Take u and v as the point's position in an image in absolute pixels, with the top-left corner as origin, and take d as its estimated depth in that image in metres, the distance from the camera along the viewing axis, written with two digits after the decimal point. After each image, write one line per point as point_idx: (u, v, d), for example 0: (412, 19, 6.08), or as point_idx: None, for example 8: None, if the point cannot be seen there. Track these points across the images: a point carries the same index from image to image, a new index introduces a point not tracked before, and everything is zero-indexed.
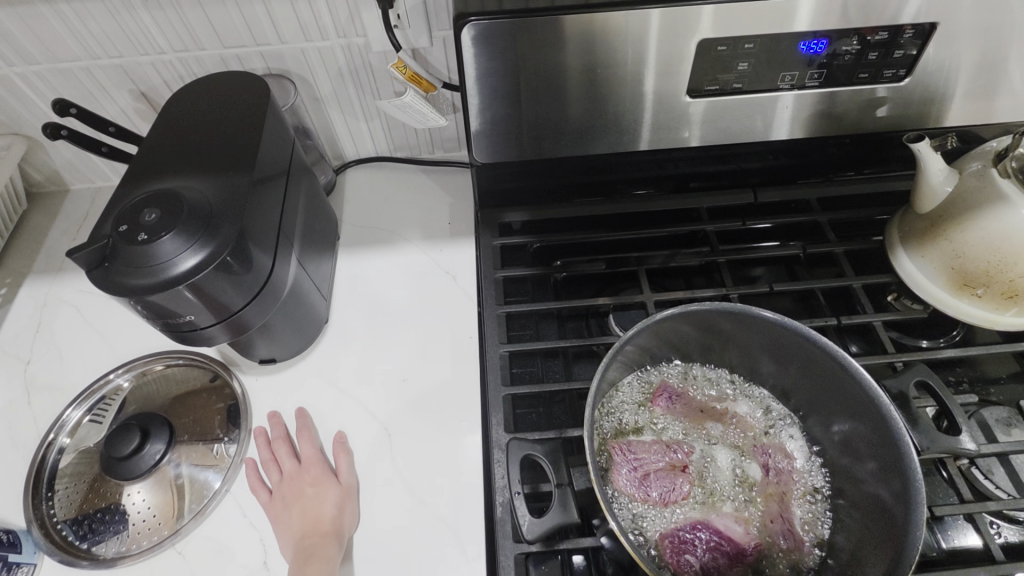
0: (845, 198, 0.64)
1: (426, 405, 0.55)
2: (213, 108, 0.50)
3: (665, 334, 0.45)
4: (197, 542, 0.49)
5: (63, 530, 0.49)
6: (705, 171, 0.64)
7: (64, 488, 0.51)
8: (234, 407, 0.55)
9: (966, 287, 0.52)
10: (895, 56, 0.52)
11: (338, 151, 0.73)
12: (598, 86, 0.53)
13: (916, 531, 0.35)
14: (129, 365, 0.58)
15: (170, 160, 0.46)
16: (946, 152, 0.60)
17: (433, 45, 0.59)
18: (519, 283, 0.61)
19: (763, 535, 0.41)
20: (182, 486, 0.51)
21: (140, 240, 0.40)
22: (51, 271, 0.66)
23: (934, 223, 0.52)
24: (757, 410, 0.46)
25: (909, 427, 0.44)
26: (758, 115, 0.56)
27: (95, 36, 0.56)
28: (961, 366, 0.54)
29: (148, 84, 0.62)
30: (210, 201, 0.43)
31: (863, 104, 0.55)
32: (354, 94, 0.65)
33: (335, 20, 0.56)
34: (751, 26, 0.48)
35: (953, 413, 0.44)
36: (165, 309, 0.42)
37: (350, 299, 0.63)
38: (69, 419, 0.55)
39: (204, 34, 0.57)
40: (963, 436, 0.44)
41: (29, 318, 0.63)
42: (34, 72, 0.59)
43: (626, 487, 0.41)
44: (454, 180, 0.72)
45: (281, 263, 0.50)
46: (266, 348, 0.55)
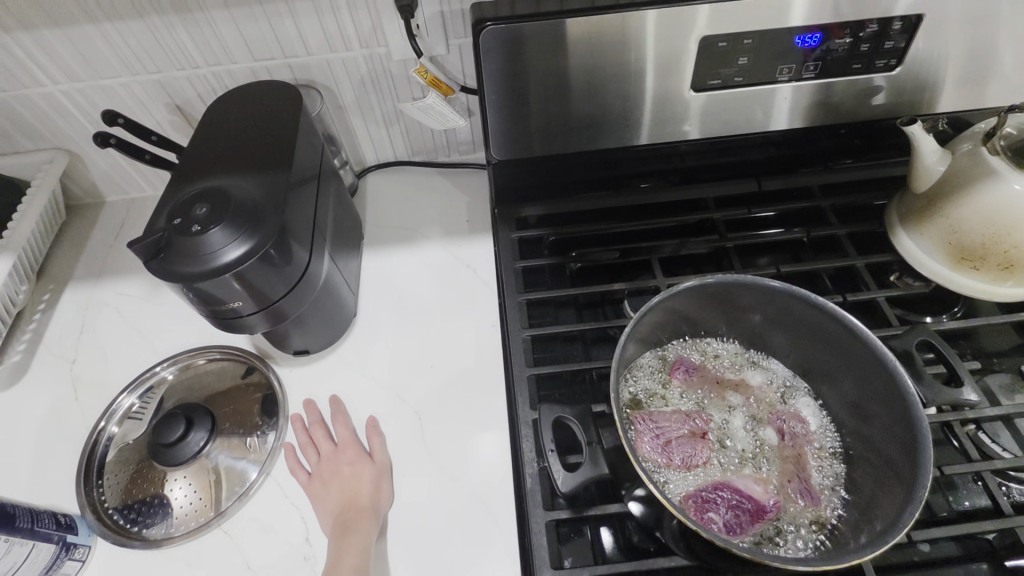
0: (845, 184, 0.67)
1: (454, 388, 0.58)
2: (252, 114, 0.54)
3: (680, 308, 0.48)
4: (242, 523, 0.51)
5: (113, 515, 0.52)
6: (712, 163, 0.67)
7: (112, 477, 0.54)
8: (270, 397, 0.58)
9: (964, 261, 0.54)
10: (885, 48, 0.55)
11: (359, 157, 0.77)
12: (605, 84, 0.56)
13: (923, 477, 0.38)
14: (173, 359, 0.61)
15: (214, 162, 0.50)
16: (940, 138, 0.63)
17: (450, 52, 0.63)
18: (537, 274, 0.64)
19: (782, 494, 0.43)
20: (220, 474, 0.53)
21: (193, 232, 0.44)
22: (91, 276, 0.70)
23: (931, 201, 0.55)
24: (770, 381, 0.49)
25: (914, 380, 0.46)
26: (759, 106, 0.59)
27: (136, 54, 0.60)
28: (964, 340, 0.57)
29: (182, 97, 0.66)
30: (254, 196, 0.47)
31: (857, 94, 0.59)
32: (375, 101, 0.69)
33: (359, 32, 0.60)
34: (747, 22, 0.51)
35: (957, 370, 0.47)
36: (213, 297, 0.45)
37: (376, 294, 0.66)
38: (119, 407, 0.58)
39: (237, 49, 0.61)
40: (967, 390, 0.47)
41: (73, 320, 0.66)
42: (77, 89, 0.63)
43: (649, 453, 0.44)
44: (470, 181, 0.75)
45: (316, 257, 0.53)
46: (301, 338, 0.58)
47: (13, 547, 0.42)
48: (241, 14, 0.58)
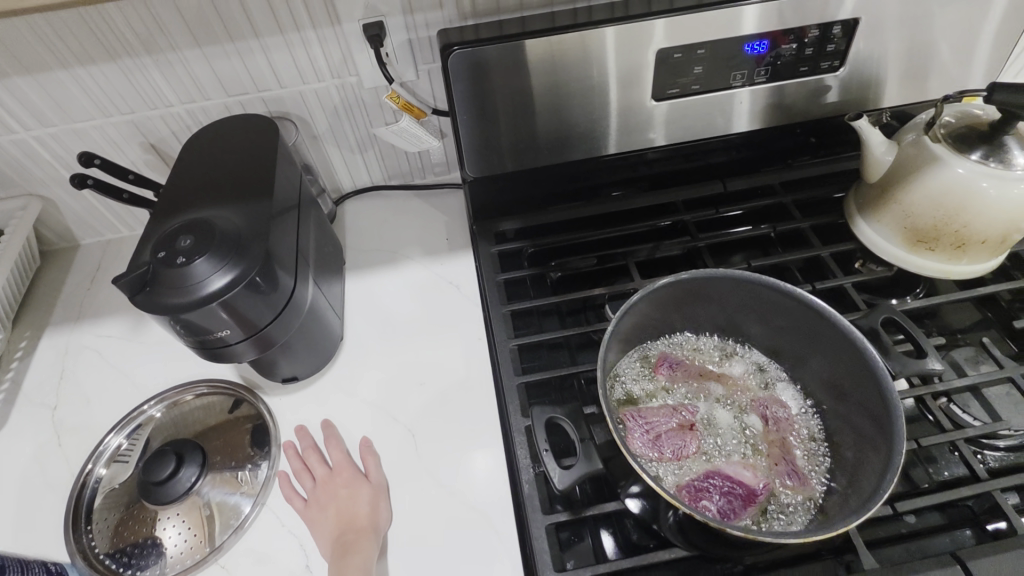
0: (803, 179, 0.70)
1: (445, 403, 0.58)
2: (228, 147, 0.55)
3: (658, 306, 0.49)
4: (239, 556, 0.51)
5: (105, 560, 0.51)
6: (678, 169, 0.70)
7: (102, 521, 0.53)
8: (262, 427, 0.58)
9: (920, 243, 0.58)
10: (828, 51, 0.59)
11: (336, 185, 0.78)
12: (571, 100, 0.59)
13: (896, 446, 0.39)
14: (159, 396, 0.61)
15: (194, 195, 0.50)
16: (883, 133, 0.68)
17: (420, 78, 0.66)
18: (519, 285, 0.66)
19: (770, 476, 0.44)
20: (214, 509, 0.53)
21: (178, 263, 0.44)
22: (70, 320, 0.69)
23: (884, 190, 0.58)
24: (751, 370, 0.51)
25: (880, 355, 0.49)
26: (717, 111, 0.62)
27: (108, 96, 0.61)
28: (930, 319, 0.60)
29: (156, 136, 0.66)
30: (237, 225, 0.47)
31: (807, 95, 0.62)
32: (349, 129, 0.70)
33: (329, 63, 0.62)
34: (698, 34, 0.55)
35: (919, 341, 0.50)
36: (199, 327, 0.46)
37: (361, 318, 0.66)
38: (107, 447, 0.57)
39: (210, 86, 0.62)
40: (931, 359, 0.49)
41: (52, 366, 0.65)
42: (49, 134, 0.63)
43: (641, 449, 0.45)
44: (447, 201, 0.77)
45: (300, 282, 0.53)
46: (289, 365, 0.58)
47: None
48: (213, 51, 0.59)
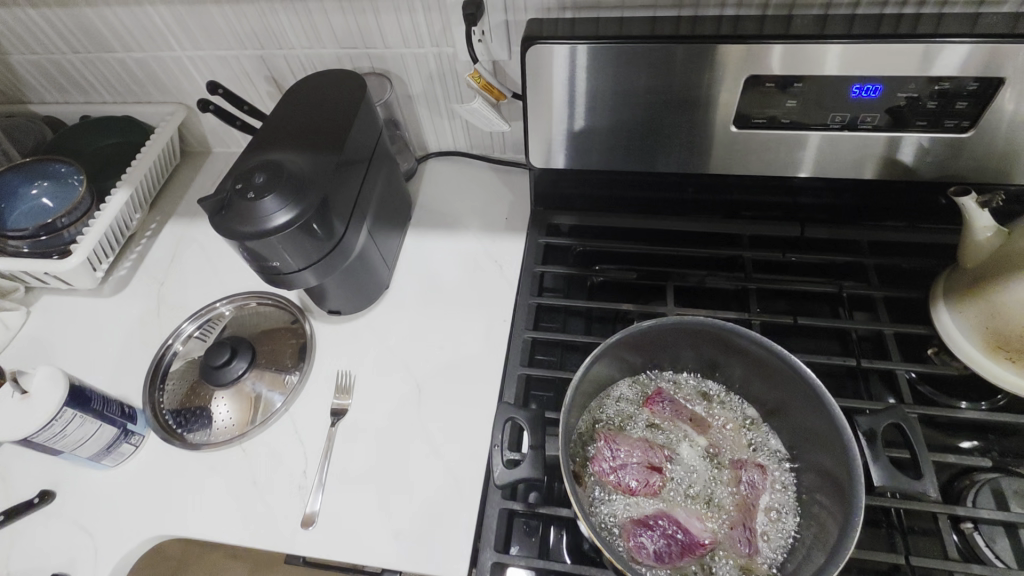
0: (898, 244, 0.65)
1: (455, 370, 0.63)
2: (320, 98, 0.61)
3: (660, 341, 0.49)
4: (258, 446, 0.60)
5: (166, 415, 0.63)
6: (754, 201, 0.66)
7: (172, 385, 0.65)
8: (303, 345, 0.67)
9: (999, 349, 0.50)
10: (957, 107, 0.51)
11: (423, 143, 0.83)
12: (649, 111, 0.57)
13: (840, 553, 0.38)
14: (231, 298, 0.72)
15: (281, 137, 0.57)
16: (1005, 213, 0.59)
17: (512, 59, 0.67)
18: (557, 279, 0.67)
19: (720, 537, 0.44)
20: (252, 401, 0.63)
21: (249, 196, 0.51)
22: (189, 215, 0.82)
23: (978, 280, 0.51)
24: (745, 429, 0.49)
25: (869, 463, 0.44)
26: (808, 150, 0.57)
27: (245, 32, 0.70)
28: (991, 434, 0.53)
29: (278, 72, 0.75)
30: (304, 172, 0.54)
31: (920, 152, 0.55)
32: (441, 95, 0.74)
33: (431, 32, 0.66)
34: (799, 67, 0.50)
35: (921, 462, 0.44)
36: (259, 254, 0.53)
37: (409, 273, 0.72)
38: (183, 331, 0.69)
39: (326, 36, 0.69)
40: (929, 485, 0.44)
41: (168, 250, 0.79)
42: (199, 56, 0.74)
43: (602, 472, 0.47)
44: (519, 180, 0.79)
45: (352, 231, 0.60)
46: (335, 300, 0.66)
47: (84, 423, 0.55)
48: (332, 6, 0.65)
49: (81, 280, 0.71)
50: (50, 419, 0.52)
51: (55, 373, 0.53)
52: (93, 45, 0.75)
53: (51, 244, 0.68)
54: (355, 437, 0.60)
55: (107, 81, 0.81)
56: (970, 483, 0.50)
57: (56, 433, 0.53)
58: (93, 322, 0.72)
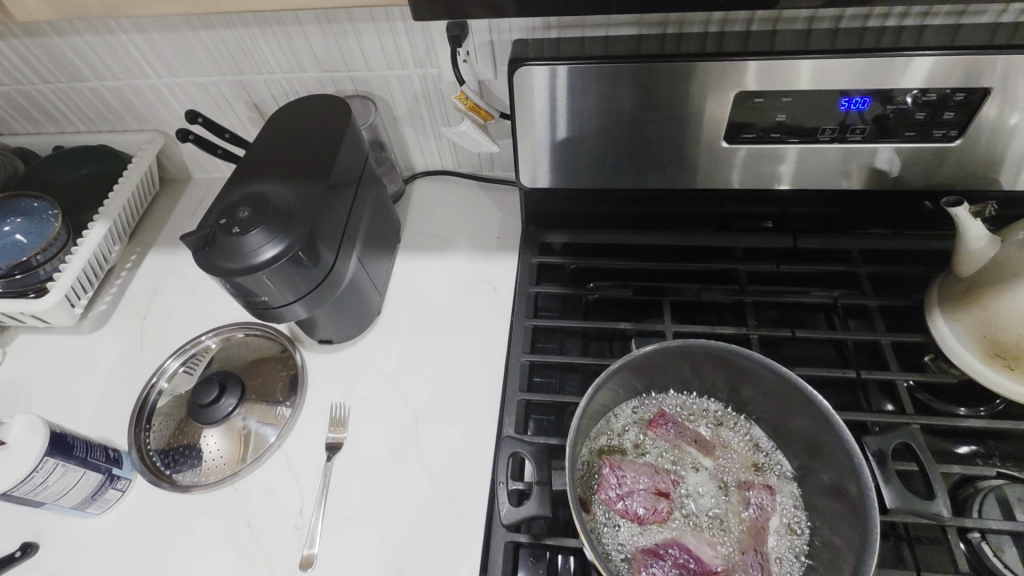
0: (890, 252, 0.65)
1: (452, 397, 0.62)
2: (303, 125, 0.60)
3: (661, 364, 0.49)
4: (252, 485, 0.58)
5: (153, 457, 0.60)
6: (746, 213, 0.66)
7: (158, 423, 0.62)
8: (294, 376, 0.65)
9: (997, 357, 0.50)
10: (944, 117, 0.52)
11: (409, 164, 0.82)
12: (638, 128, 0.56)
13: None
14: (217, 330, 0.69)
15: (265, 167, 0.56)
16: (991, 219, 0.60)
17: (498, 78, 0.66)
18: (552, 299, 0.67)
19: (733, 562, 0.43)
20: (244, 437, 0.61)
21: (234, 232, 0.50)
22: (170, 244, 0.80)
23: (973, 288, 0.52)
24: (750, 448, 0.49)
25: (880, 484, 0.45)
26: (798, 162, 0.57)
27: (223, 58, 0.68)
28: (993, 439, 0.53)
29: (259, 97, 0.73)
30: (291, 204, 0.52)
31: (908, 161, 0.55)
32: (426, 115, 0.73)
33: (414, 53, 0.65)
34: (787, 82, 0.50)
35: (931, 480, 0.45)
36: (248, 289, 0.51)
37: (401, 298, 0.71)
38: (168, 367, 0.67)
39: (307, 60, 0.67)
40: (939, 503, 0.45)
41: (149, 282, 0.76)
42: (175, 83, 0.73)
43: (609, 501, 0.45)
44: (508, 198, 0.78)
45: (342, 259, 0.58)
46: (326, 330, 0.64)
47: (67, 472, 0.52)
48: (313, 30, 0.63)
49: (59, 318, 0.68)
50: (30, 471, 0.49)
51: (34, 421, 0.51)
52: (65, 75, 0.73)
53: (26, 283, 0.65)
54: (352, 472, 0.58)
55: (80, 110, 0.79)
56: (974, 491, 0.49)
57: (37, 485, 0.50)
58: (72, 361, 0.70)
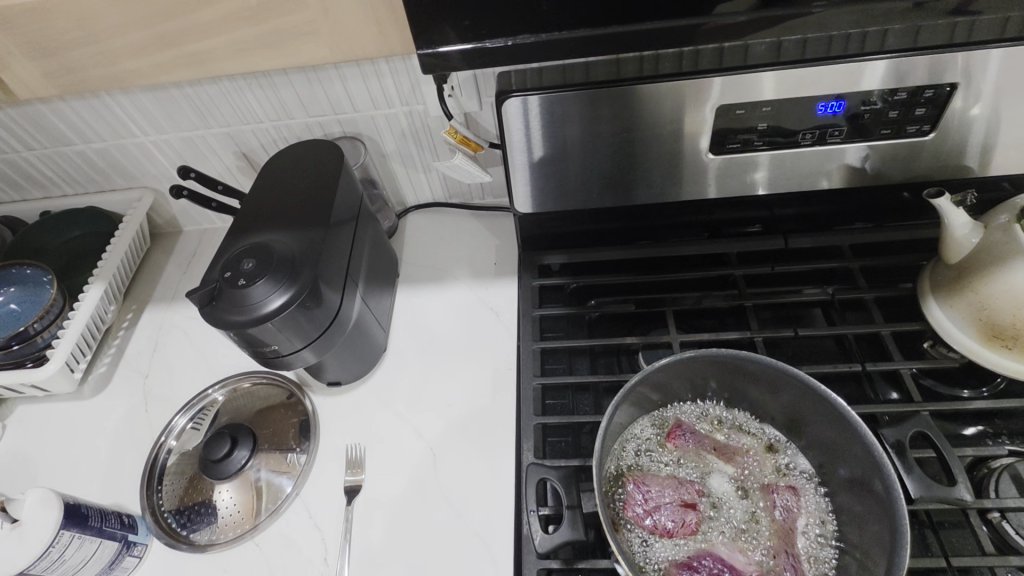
0: (876, 245, 0.67)
1: (467, 428, 0.62)
2: (298, 173, 0.60)
3: (674, 375, 0.50)
4: (273, 537, 0.57)
5: (168, 518, 0.59)
6: (736, 218, 0.67)
7: (170, 483, 0.61)
8: (305, 422, 0.64)
9: (995, 338, 0.52)
10: (916, 114, 0.54)
11: (401, 198, 0.83)
12: (625, 148, 0.58)
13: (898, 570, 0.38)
14: (224, 382, 0.69)
15: (264, 217, 0.57)
16: (970, 205, 0.62)
17: (483, 109, 0.68)
18: (555, 320, 0.67)
19: (767, 566, 0.44)
20: (260, 488, 0.60)
21: (240, 284, 0.50)
22: (166, 299, 0.80)
23: (962, 274, 0.54)
24: (770, 450, 0.50)
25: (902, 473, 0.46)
26: (775, 167, 0.59)
27: (210, 111, 0.69)
28: (1000, 418, 0.54)
29: (247, 147, 0.74)
30: (294, 251, 0.53)
31: (886, 157, 0.58)
32: (415, 151, 0.75)
33: (400, 92, 0.67)
34: (765, 93, 0.52)
35: (951, 464, 0.47)
36: (257, 340, 0.51)
37: (406, 333, 0.71)
38: (176, 425, 0.66)
39: (294, 107, 0.68)
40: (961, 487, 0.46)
41: (149, 339, 0.76)
42: (163, 140, 0.73)
43: (637, 518, 0.46)
44: (501, 224, 0.80)
45: (347, 299, 0.58)
46: (333, 372, 0.64)
47: (83, 543, 0.51)
48: (298, 78, 0.65)
49: (60, 386, 0.67)
50: (46, 546, 0.48)
51: (47, 495, 0.50)
52: (51, 141, 0.73)
53: (24, 353, 0.64)
54: (375, 514, 0.58)
55: (67, 174, 0.78)
56: (988, 471, 0.50)
57: (54, 560, 0.49)
58: (75, 428, 0.68)
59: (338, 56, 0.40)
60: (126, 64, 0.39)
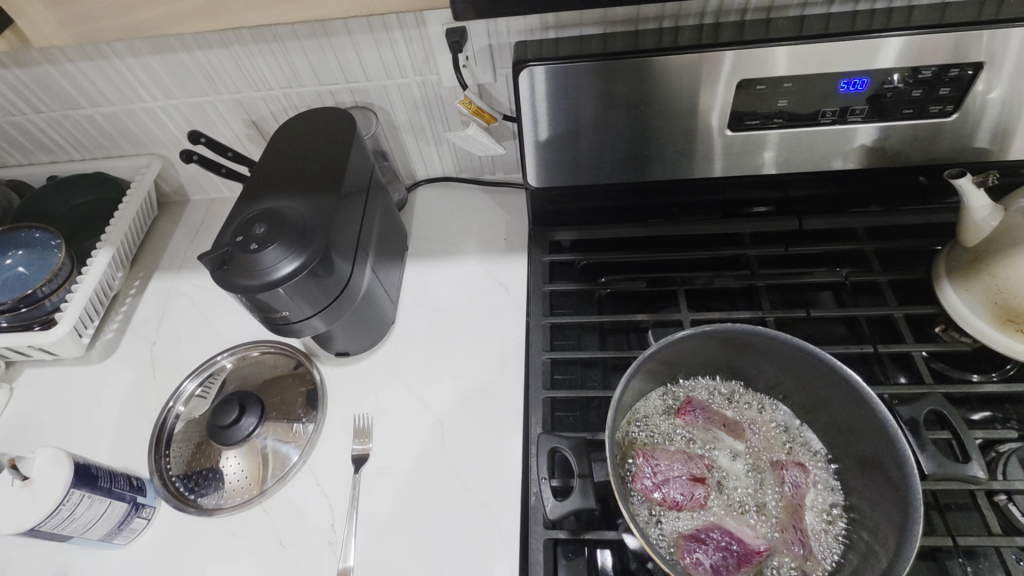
0: (891, 228, 0.66)
1: (475, 401, 0.62)
2: (310, 140, 0.60)
3: (686, 349, 0.49)
4: (280, 503, 0.58)
5: (176, 482, 0.60)
6: (750, 197, 0.67)
7: (177, 449, 0.61)
8: (312, 391, 0.64)
9: (1010, 322, 0.52)
10: (940, 93, 0.53)
11: (411, 171, 0.82)
12: (642, 122, 0.57)
13: (909, 546, 0.38)
14: (232, 349, 0.69)
15: (275, 183, 0.56)
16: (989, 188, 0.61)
17: (497, 81, 0.67)
18: (565, 296, 0.67)
19: (774, 540, 0.44)
20: (268, 455, 0.60)
21: (251, 249, 0.50)
22: (173, 268, 0.79)
23: (979, 258, 0.53)
24: (780, 429, 0.50)
25: (915, 452, 0.46)
26: (792, 146, 0.58)
27: (219, 76, 0.68)
28: (1010, 403, 0.54)
29: (257, 114, 0.73)
30: (305, 217, 0.53)
31: (906, 138, 0.57)
32: (426, 122, 0.74)
33: (413, 61, 0.66)
34: (786, 68, 0.51)
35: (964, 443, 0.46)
36: (267, 306, 0.51)
37: (415, 306, 0.71)
38: (184, 390, 0.66)
39: (306, 75, 0.67)
40: (974, 465, 0.46)
41: (156, 307, 0.75)
42: (172, 105, 0.72)
43: (646, 490, 0.46)
44: (512, 200, 0.79)
45: (358, 269, 0.58)
46: (342, 342, 0.64)
47: (93, 503, 0.51)
48: (310, 44, 0.64)
49: (68, 349, 0.67)
50: (56, 505, 0.48)
51: (57, 454, 0.50)
52: (58, 103, 0.72)
53: (32, 315, 0.64)
54: (382, 483, 0.58)
55: (74, 138, 0.78)
56: (996, 455, 0.50)
57: (64, 518, 0.49)
58: (83, 391, 0.69)
59: (356, 11, 0.39)
60: (139, 14, 0.38)
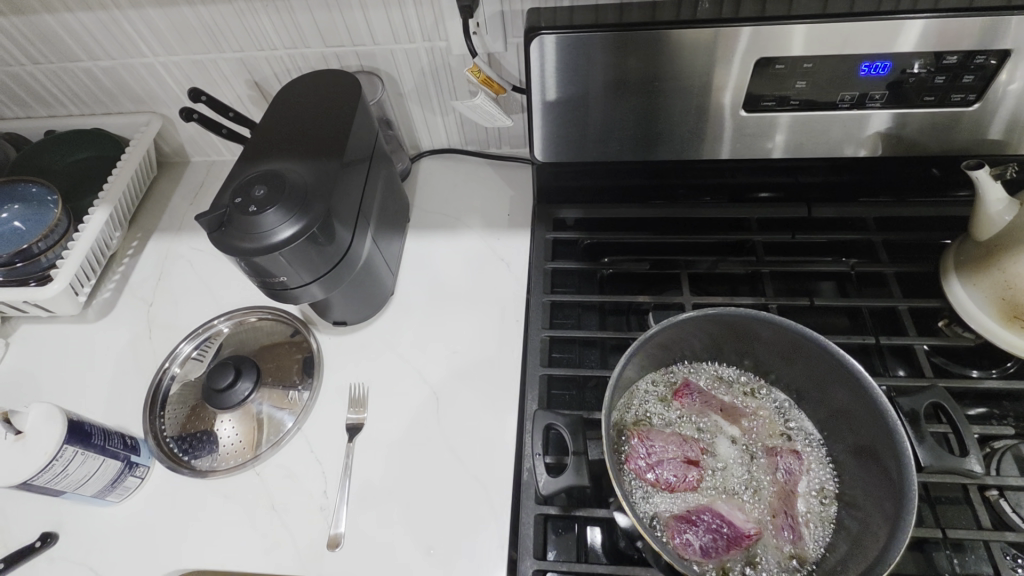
0: (900, 219, 0.66)
1: (471, 375, 0.62)
2: (313, 102, 0.58)
3: (688, 333, 0.48)
4: (273, 468, 0.58)
5: (170, 443, 0.60)
6: (760, 182, 0.66)
7: (173, 410, 0.61)
8: (309, 359, 0.64)
9: (1015, 319, 0.51)
10: (964, 81, 0.51)
11: (415, 141, 0.81)
12: (655, 98, 0.55)
13: (900, 537, 0.38)
14: (229, 314, 0.68)
15: (276, 146, 0.55)
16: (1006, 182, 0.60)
17: (507, 50, 0.65)
18: (566, 275, 0.66)
19: (764, 525, 0.44)
20: (262, 420, 0.60)
21: (250, 211, 0.49)
22: (172, 229, 0.78)
23: (990, 253, 0.52)
24: (777, 416, 0.50)
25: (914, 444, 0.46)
26: (807, 130, 0.57)
27: (222, 33, 0.66)
28: (1009, 401, 0.54)
29: (260, 75, 0.71)
30: (307, 181, 0.51)
31: (924, 126, 0.55)
32: (433, 91, 0.72)
33: (422, 25, 0.64)
34: (807, 47, 0.49)
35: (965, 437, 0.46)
36: (264, 270, 0.50)
37: (414, 278, 0.70)
38: (180, 353, 0.66)
39: (311, 35, 0.66)
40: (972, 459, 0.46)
41: (153, 268, 0.75)
42: (173, 62, 0.70)
43: (639, 470, 0.46)
44: (517, 175, 0.78)
45: (358, 238, 0.57)
46: (340, 311, 0.63)
47: (87, 460, 0.51)
48: (316, 3, 0.62)
49: (63, 307, 0.66)
50: (49, 460, 0.48)
51: (51, 411, 0.50)
52: (56, 55, 0.70)
53: (28, 271, 0.63)
54: (375, 452, 0.58)
55: (73, 92, 0.76)
56: (990, 451, 0.50)
57: (57, 473, 0.49)
58: (78, 350, 0.68)
59: None
60: None
